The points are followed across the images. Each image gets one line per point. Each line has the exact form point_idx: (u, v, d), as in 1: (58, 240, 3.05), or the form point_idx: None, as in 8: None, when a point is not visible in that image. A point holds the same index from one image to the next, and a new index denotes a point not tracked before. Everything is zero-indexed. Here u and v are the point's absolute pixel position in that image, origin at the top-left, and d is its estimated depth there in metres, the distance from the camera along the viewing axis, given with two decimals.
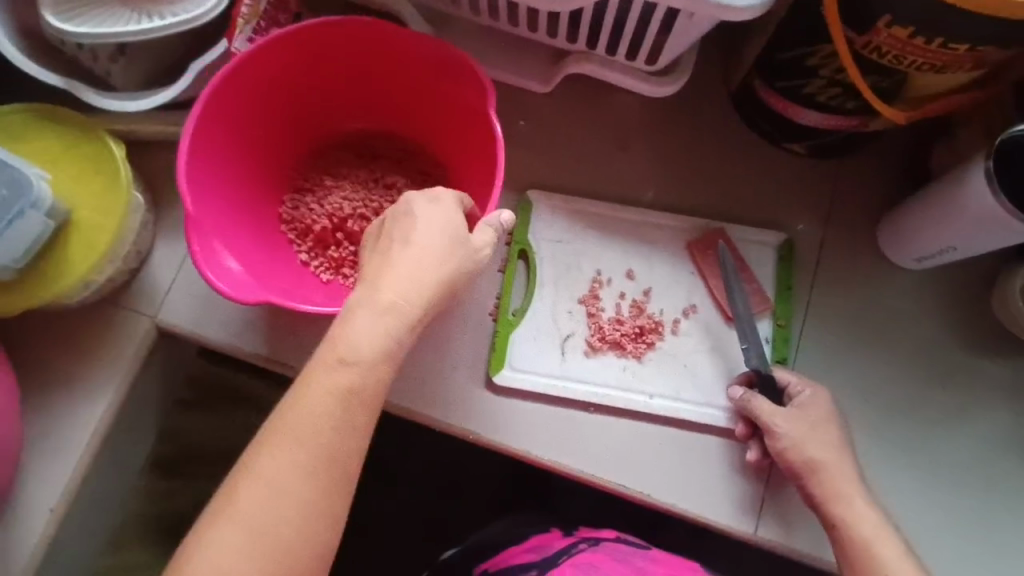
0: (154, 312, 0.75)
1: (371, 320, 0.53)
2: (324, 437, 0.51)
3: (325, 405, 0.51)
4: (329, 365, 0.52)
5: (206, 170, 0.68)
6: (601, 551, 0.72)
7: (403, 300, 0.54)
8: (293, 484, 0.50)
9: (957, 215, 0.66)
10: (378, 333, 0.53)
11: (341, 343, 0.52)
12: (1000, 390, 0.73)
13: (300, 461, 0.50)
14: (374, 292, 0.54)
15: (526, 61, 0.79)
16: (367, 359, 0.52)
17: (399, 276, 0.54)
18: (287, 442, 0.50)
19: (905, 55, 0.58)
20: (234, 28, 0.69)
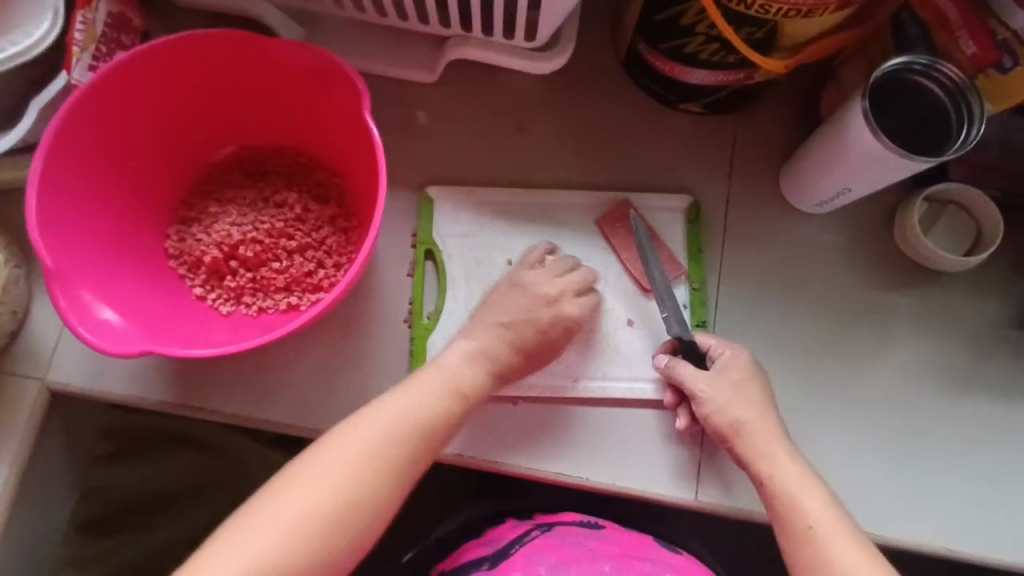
0: (42, 372, 0.70)
1: (471, 361, 0.67)
2: (399, 441, 0.60)
3: (414, 416, 0.62)
4: (431, 379, 0.64)
5: (67, 217, 0.63)
6: (554, 537, 0.70)
7: (498, 353, 0.68)
8: (352, 474, 0.58)
9: (845, 156, 0.67)
10: (477, 370, 0.66)
11: (445, 367, 0.65)
12: (911, 320, 0.75)
13: (376, 449, 0.59)
14: (480, 338, 0.68)
15: (404, 53, 0.75)
16: (467, 387, 0.65)
17: (504, 331, 0.68)
18: (362, 439, 0.59)
19: (770, 4, 0.57)
20: (70, 56, 0.63)
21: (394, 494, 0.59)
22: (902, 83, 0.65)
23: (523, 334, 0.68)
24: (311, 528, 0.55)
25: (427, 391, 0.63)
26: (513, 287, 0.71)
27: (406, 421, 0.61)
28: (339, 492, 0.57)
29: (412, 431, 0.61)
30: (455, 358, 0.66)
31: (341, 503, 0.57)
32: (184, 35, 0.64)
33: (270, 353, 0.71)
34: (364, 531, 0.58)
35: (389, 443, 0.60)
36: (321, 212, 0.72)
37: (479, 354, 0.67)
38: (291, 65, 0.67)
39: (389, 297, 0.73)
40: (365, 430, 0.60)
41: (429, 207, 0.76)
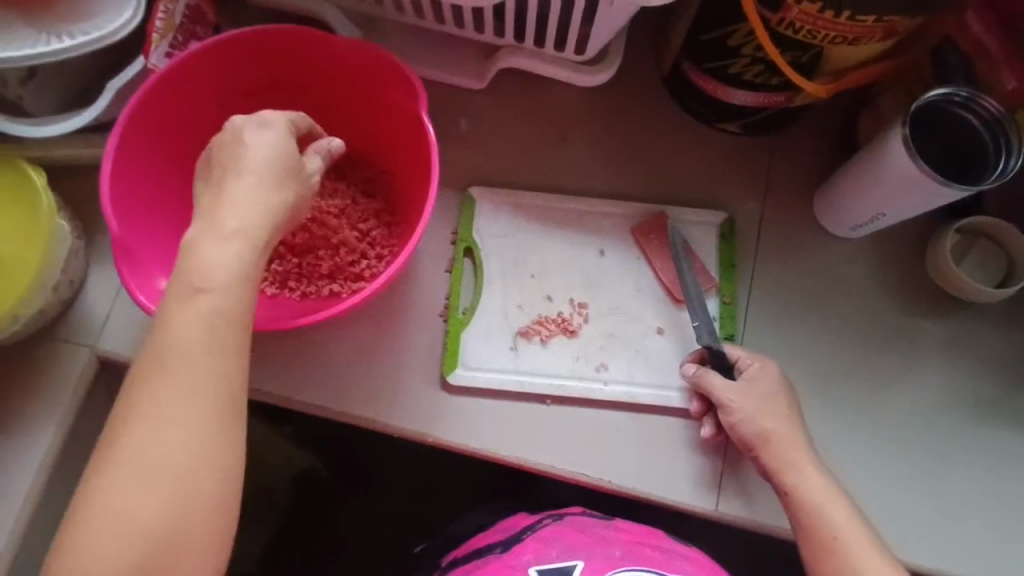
0: (93, 341, 0.73)
1: (226, 246, 0.52)
2: (200, 359, 0.50)
3: (186, 328, 0.50)
4: (169, 306, 0.51)
5: (133, 193, 0.66)
6: (565, 524, 0.69)
7: (244, 222, 0.52)
8: (183, 404, 0.49)
9: (884, 181, 0.68)
10: (230, 250, 0.52)
11: (183, 273, 0.51)
12: (938, 346, 0.76)
13: (191, 372, 0.50)
14: (214, 220, 0.52)
15: (457, 60, 0.79)
16: (221, 279, 0.51)
17: (235, 202, 0.53)
18: (153, 374, 0.50)
19: (818, 29, 0.60)
20: (150, 43, 0.67)
21: (234, 408, 0.51)
22: (942, 114, 0.67)
23: (279, 166, 0.55)
24: (168, 492, 0.48)
25: (177, 313, 0.51)
26: (221, 169, 0.55)
27: (181, 348, 0.50)
28: (173, 444, 0.49)
29: (198, 346, 0.50)
30: (191, 259, 0.52)
31: (183, 454, 0.49)
32: (254, 30, 0.68)
33: (311, 338, 0.74)
34: (224, 463, 0.50)
35: (202, 382, 0.50)
36: (367, 206, 0.76)
37: (223, 235, 0.52)
38: (352, 65, 0.71)
39: (426, 290, 0.76)
40: (149, 370, 0.50)
41: (470, 207, 0.78)
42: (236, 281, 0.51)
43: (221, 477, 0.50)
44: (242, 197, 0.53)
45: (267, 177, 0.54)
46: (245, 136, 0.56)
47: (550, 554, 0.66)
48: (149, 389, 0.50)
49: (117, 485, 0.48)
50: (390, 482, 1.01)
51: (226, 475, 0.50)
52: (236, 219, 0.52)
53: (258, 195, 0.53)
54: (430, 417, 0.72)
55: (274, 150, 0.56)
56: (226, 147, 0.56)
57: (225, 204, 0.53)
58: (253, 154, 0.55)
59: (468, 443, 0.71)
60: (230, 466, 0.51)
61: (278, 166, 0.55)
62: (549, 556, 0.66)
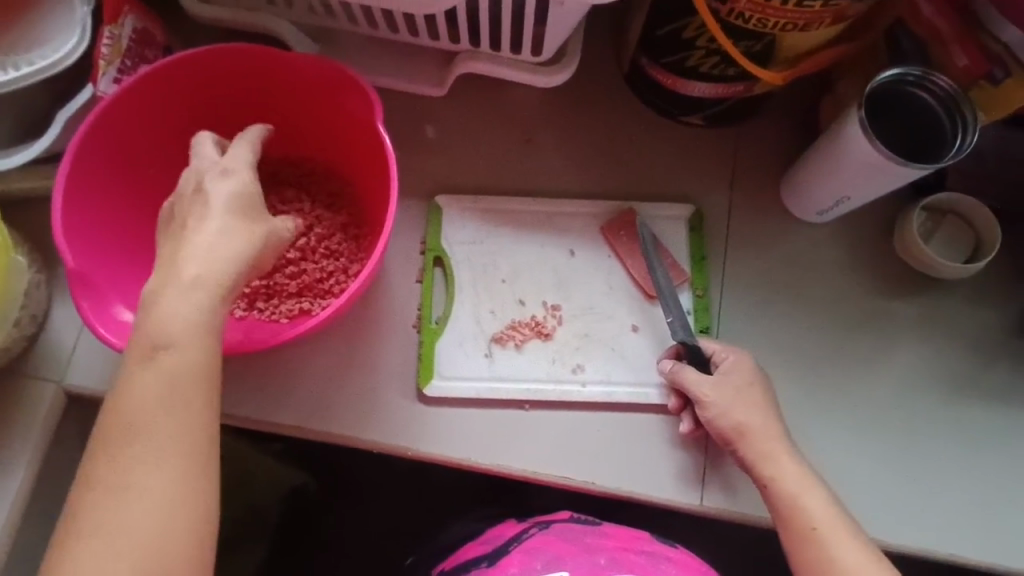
0: (61, 375, 0.71)
1: (182, 299, 0.51)
2: (165, 414, 0.50)
3: (152, 386, 0.50)
4: (140, 360, 0.51)
5: (90, 223, 0.66)
6: (552, 533, 0.68)
7: (208, 271, 0.52)
8: (152, 460, 0.49)
9: (844, 164, 0.68)
10: (194, 305, 0.51)
11: (149, 325, 0.51)
12: (912, 327, 0.76)
13: (155, 427, 0.50)
14: (176, 272, 0.52)
15: (416, 67, 0.78)
16: (185, 334, 0.51)
17: (195, 253, 0.52)
18: (116, 433, 0.50)
19: (767, 17, 0.59)
20: (97, 69, 0.66)
21: (204, 460, 0.51)
22: (896, 94, 0.67)
23: (246, 205, 0.55)
24: (138, 551, 0.48)
25: (145, 369, 0.51)
26: (183, 221, 0.54)
27: (154, 401, 0.50)
28: (140, 505, 0.48)
29: (166, 400, 0.50)
30: (149, 316, 0.51)
31: (150, 511, 0.48)
32: (203, 50, 0.67)
33: (283, 360, 0.73)
34: (194, 519, 0.50)
35: (172, 436, 0.50)
36: (333, 220, 0.74)
37: (186, 287, 0.51)
38: (305, 79, 0.70)
39: (398, 302, 0.75)
40: (120, 422, 0.50)
41: (438, 216, 0.78)
42: (199, 333, 0.51)
43: (192, 531, 0.49)
44: (203, 247, 0.52)
45: (230, 223, 0.54)
46: (207, 186, 0.55)
47: (535, 566, 0.65)
48: (116, 448, 0.50)
49: (86, 544, 0.48)
50: (377, 497, 1.00)
51: (198, 526, 0.50)
52: (197, 268, 0.51)
53: (220, 243, 0.53)
54: (408, 430, 0.71)
55: (239, 202, 0.55)
56: (188, 197, 0.55)
57: (181, 255, 0.52)
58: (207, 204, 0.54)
59: (447, 455, 0.71)
60: (202, 521, 0.50)
61: (240, 215, 0.54)
62: (535, 568, 0.64)
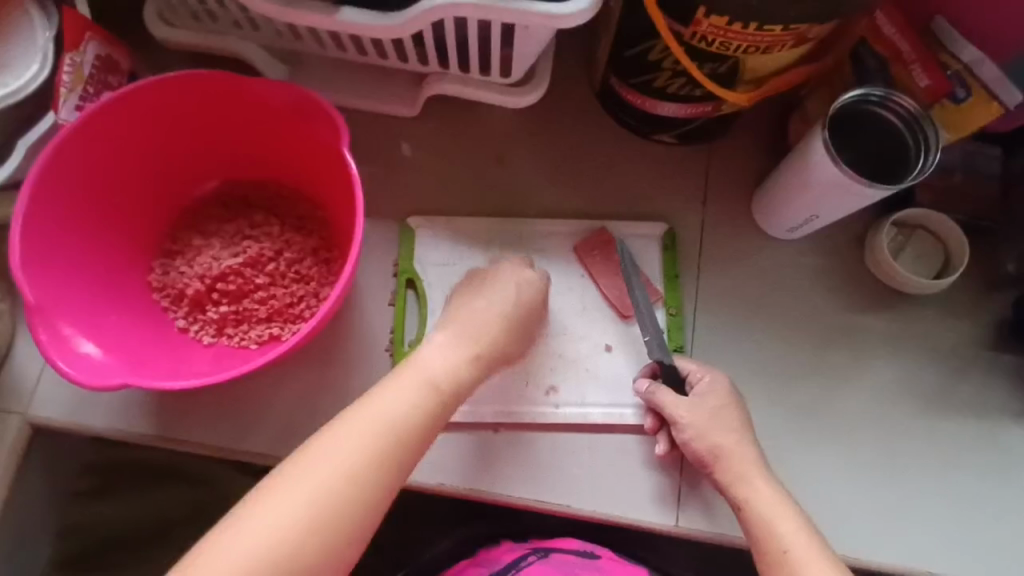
0: (24, 406, 0.70)
1: (457, 352, 0.65)
2: (405, 424, 0.59)
3: (404, 399, 0.60)
4: (409, 376, 0.62)
5: (51, 254, 0.65)
6: (548, 564, 0.69)
7: (480, 338, 0.66)
8: (342, 462, 0.56)
9: (811, 184, 0.69)
10: (455, 364, 0.64)
11: (420, 366, 0.63)
12: (884, 341, 0.76)
13: (395, 430, 0.59)
14: (461, 331, 0.66)
15: (386, 89, 0.78)
16: (443, 386, 0.62)
17: (471, 327, 0.67)
18: (367, 426, 0.58)
19: (729, 40, 0.60)
20: (58, 97, 0.65)
21: (393, 479, 0.57)
22: (859, 114, 0.68)
23: (521, 314, 0.69)
24: (304, 535, 0.53)
25: (394, 397, 0.60)
26: (485, 298, 0.69)
27: (396, 416, 0.59)
28: (318, 498, 0.54)
29: (397, 437, 0.58)
30: (433, 352, 0.64)
31: (323, 507, 0.54)
32: (166, 76, 0.66)
33: (253, 386, 0.72)
34: (366, 528, 0.55)
35: (378, 443, 0.57)
36: (303, 244, 0.73)
37: (453, 342, 0.65)
38: (271, 103, 0.69)
39: (369, 325, 0.74)
40: (336, 440, 0.56)
41: (410, 237, 0.77)
42: (445, 390, 0.62)
43: (359, 538, 0.55)
44: (473, 331, 0.67)
45: (478, 328, 0.67)
46: None
47: None
48: (366, 436, 0.57)
49: (265, 517, 0.53)
50: None
51: (361, 537, 0.55)
52: (466, 334, 0.66)
53: (480, 320, 0.67)
54: None
55: None
56: None
57: (479, 315, 0.67)
58: (502, 287, 0.70)
59: (420, 480, 0.70)
60: (362, 534, 0.55)
61: (533, 295, 0.71)
62: None
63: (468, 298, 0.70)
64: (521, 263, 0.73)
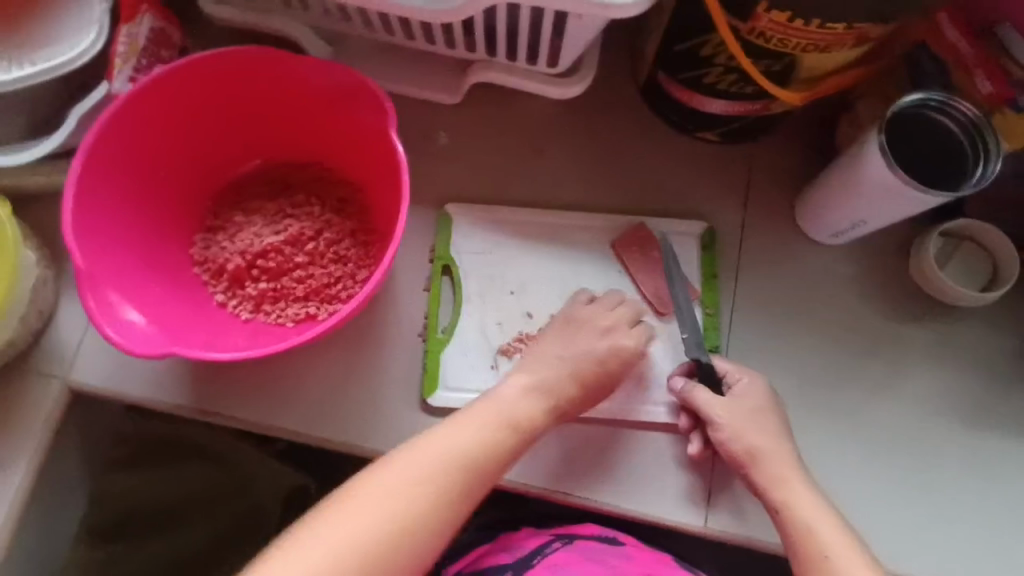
0: (65, 372, 0.71)
1: (534, 392, 0.67)
2: (476, 457, 0.62)
3: (477, 432, 0.63)
4: (482, 412, 0.65)
5: (99, 222, 0.65)
6: (575, 551, 0.68)
7: (560, 379, 0.68)
8: (415, 483, 0.59)
9: (861, 187, 0.67)
10: (531, 406, 0.66)
11: (496, 403, 0.65)
12: (926, 352, 0.75)
13: (465, 460, 0.62)
14: (540, 371, 0.68)
15: (430, 75, 0.78)
16: (517, 428, 0.65)
17: (554, 367, 0.68)
18: (440, 454, 0.61)
19: (787, 37, 0.59)
20: (112, 67, 0.66)
21: (455, 508, 0.60)
22: (917, 118, 0.66)
23: (612, 362, 0.69)
24: (370, 548, 0.56)
25: (469, 431, 0.63)
26: (581, 334, 0.70)
27: (467, 450, 0.62)
28: (388, 515, 0.58)
29: (470, 470, 0.62)
30: (509, 390, 0.67)
31: (390, 524, 0.57)
32: (219, 51, 0.66)
33: (287, 363, 0.72)
34: (426, 552, 0.59)
35: (448, 471, 0.61)
36: (342, 225, 0.74)
37: (529, 381, 0.67)
38: (320, 84, 0.69)
39: (404, 309, 0.75)
40: (410, 469, 0.60)
41: (448, 223, 0.77)
42: (517, 429, 0.65)
43: (418, 560, 0.58)
44: (554, 370, 0.68)
45: (564, 369, 0.68)
46: None
47: None
48: (437, 462, 0.61)
49: (337, 525, 0.57)
50: None
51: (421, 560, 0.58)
52: (549, 374, 0.68)
53: (565, 361, 0.68)
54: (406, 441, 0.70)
55: None
56: None
57: (561, 354, 0.69)
58: (596, 329, 0.70)
59: None
60: (420, 558, 0.58)
61: (635, 340, 0.70)
62: None
63: (561, 334, 0.71)
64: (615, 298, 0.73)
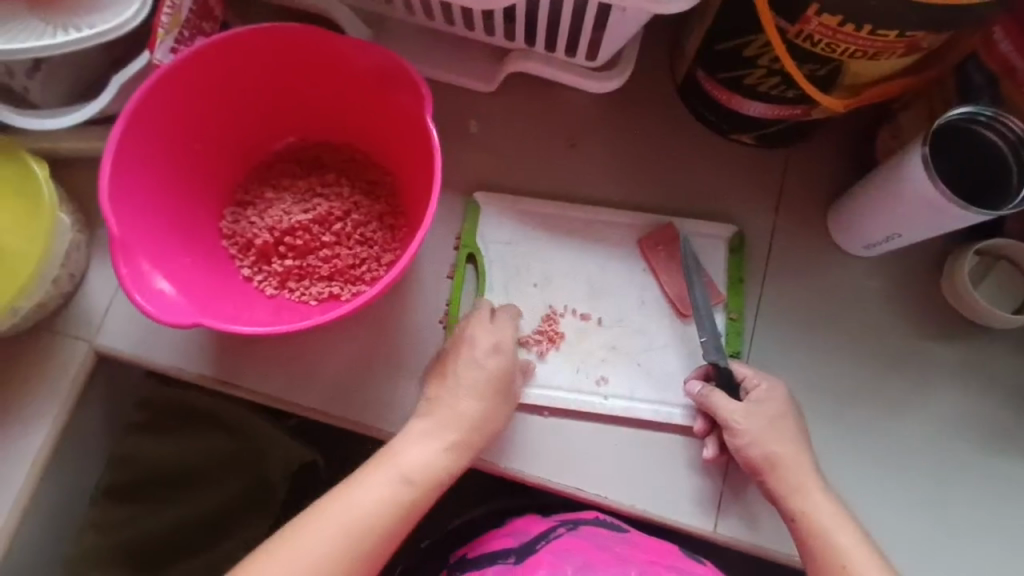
0: (93, 335, 0.72)
1: (429, 442, 0.64)
2: (382, 514, 0.61)
3: (379, 489, 0.61)
4: (383, 468, 0.62)
5: (134, 190, 0.66)
6: (579, 537, 0.68)
7: (459, 423, 0.65)
8: (320, 553, 0.58)
9: (901, 200, 0.66)
10: (434, 455, 0.64)
11: (396, 458, 0.63)
12: (953, 372, 0.73)
13: (371, 521, 0.60)
14: (434, 419, 0.65)
15: (467, 61, 0.77)
16: (420, 481, 0.63)
17: (442, 415, 0.65)
18: (343, 518, 0.60)
19: (835, 43, 0.58)
20: (155, 38, 0.67)
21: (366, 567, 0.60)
22: (962, 132, 0.65)
23: (495, 390, 0.67)
24: None
25: (372, 490, 0.61)
26: (447, 382, 0.66)
27: (368, 511, 0.60)
28: None
29: (381, 528, 0.60)
30: (403, 443, 0.64)
31: None
32: (260, 27, 0.66)
33: (309, 341, 0.73)
34: None
35: (355, 536, 0.59)
36: (370, 207, 0.74)
37: (432, 431, 0.65)
38: (357, 65, 0.70)
39: (427, 294, 0.75)
40: (323, 535, 0.59)
41: (475, 212, 0.77)
42: (425, 478, 0.63)
43: None
44: (453, 418, 0.65)
45: (460, 415, 0.65)
46: None
47: (566, 570, 0.64)
48: (340, 528, 0.59)
49: None
50: None
51: None
52: (446, 420, 0.65)
53: (458, 407, 0.65)
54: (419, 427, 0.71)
55: None
56: None
57: (453, 396, 0.66)
58: (473, 362, 0.67)
59: None
60: None
61: (501, 371, 0.67)
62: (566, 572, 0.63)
63: (437, 382, 0.67)
64: (505, 323, 0.69)
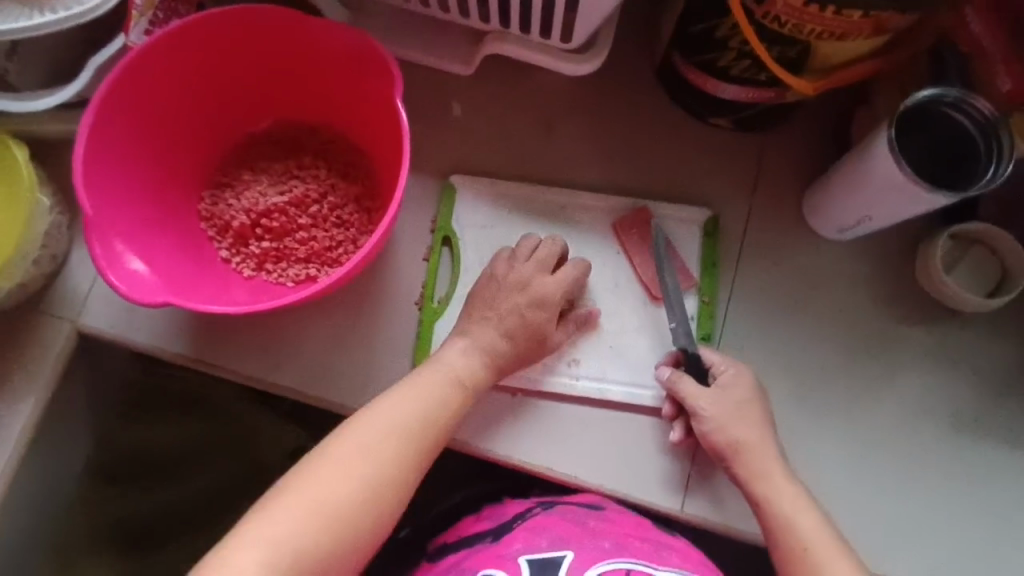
0: (75, 315, 0.73)
1: (472, 354, 0.68)
2: (430, 414, 0.65)
3: (429, 392, 0.65)
4: (433, 373, 0.66)
5: (110, 172, 0.67)
6: (556, 514, 0.68)
7: (499, 338, 0.69)
8: (375, 446, 0.62)
9: (868, 182, 0.66)
10: (476, 363, 0.68)
11: (445, 364, 0.67)
12: (923, 356, 0.74)
13: (418, 419, 0.64)
14: (475, 335, 0.69)
15: (443, 43, 0.77)
16: (467, 385, 0.67)
17: (485, 331, 0.69)
18: (392, 416, 0.63)
19: (805, 24, 0.57)
20: (130, 19, 0.67)
21: (416, 460, 0.63)
22: (928, 115, 0.65)
23: (541, 308, 0.70)
24: (340, 507, 0.59)
25: (422, 392, 0.65)
26: (488, 303, 0.70)
27: (418, 410, 0.64)
28: (349, 479, 0.60)
29: (430, 423, 0.64)
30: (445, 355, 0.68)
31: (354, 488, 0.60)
32: (235, 8, 0.67)
33: (286, 325, 0.74)
34: (396, 501, 0.62)
35: (404, 433, 0.63)
36: (347, 190, 0.75)
37: (475, 345, 0.68)
38: (332, 47, 0.70)
39: (402, 277, 0.76)
40: (369, 431, 0.62)
41: (450, 196, 0.77)
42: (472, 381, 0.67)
43: (387, 513, 0.61)
44: (496, 332, 0.69)
45: (499, 331, 0.69)
46: None
47: (539, 545, 0.64)
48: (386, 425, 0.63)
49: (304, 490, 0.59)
50: None
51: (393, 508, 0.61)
52: (486, 336, 0.69)
53: (497, 324, 0.69)
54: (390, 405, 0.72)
55: None
56: None
57: (496, 313, 0.70)
58: (516, 282, 0.71)
59: None
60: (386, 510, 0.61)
61: (547, 292, 0.70)
62: (539, 545, 0.64)
63: (479, 304, 0.71)
64: (549, 247, 0.73)
